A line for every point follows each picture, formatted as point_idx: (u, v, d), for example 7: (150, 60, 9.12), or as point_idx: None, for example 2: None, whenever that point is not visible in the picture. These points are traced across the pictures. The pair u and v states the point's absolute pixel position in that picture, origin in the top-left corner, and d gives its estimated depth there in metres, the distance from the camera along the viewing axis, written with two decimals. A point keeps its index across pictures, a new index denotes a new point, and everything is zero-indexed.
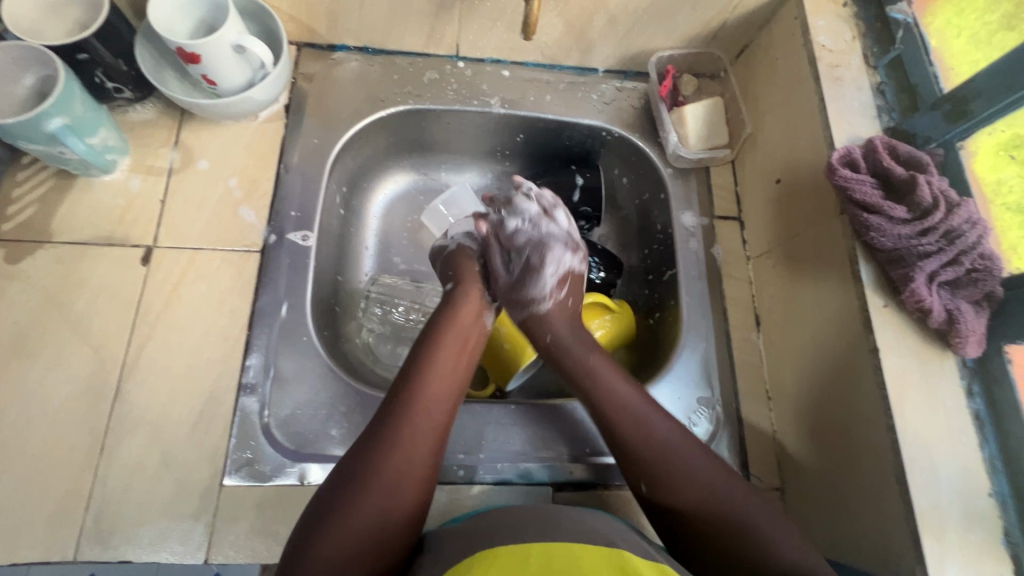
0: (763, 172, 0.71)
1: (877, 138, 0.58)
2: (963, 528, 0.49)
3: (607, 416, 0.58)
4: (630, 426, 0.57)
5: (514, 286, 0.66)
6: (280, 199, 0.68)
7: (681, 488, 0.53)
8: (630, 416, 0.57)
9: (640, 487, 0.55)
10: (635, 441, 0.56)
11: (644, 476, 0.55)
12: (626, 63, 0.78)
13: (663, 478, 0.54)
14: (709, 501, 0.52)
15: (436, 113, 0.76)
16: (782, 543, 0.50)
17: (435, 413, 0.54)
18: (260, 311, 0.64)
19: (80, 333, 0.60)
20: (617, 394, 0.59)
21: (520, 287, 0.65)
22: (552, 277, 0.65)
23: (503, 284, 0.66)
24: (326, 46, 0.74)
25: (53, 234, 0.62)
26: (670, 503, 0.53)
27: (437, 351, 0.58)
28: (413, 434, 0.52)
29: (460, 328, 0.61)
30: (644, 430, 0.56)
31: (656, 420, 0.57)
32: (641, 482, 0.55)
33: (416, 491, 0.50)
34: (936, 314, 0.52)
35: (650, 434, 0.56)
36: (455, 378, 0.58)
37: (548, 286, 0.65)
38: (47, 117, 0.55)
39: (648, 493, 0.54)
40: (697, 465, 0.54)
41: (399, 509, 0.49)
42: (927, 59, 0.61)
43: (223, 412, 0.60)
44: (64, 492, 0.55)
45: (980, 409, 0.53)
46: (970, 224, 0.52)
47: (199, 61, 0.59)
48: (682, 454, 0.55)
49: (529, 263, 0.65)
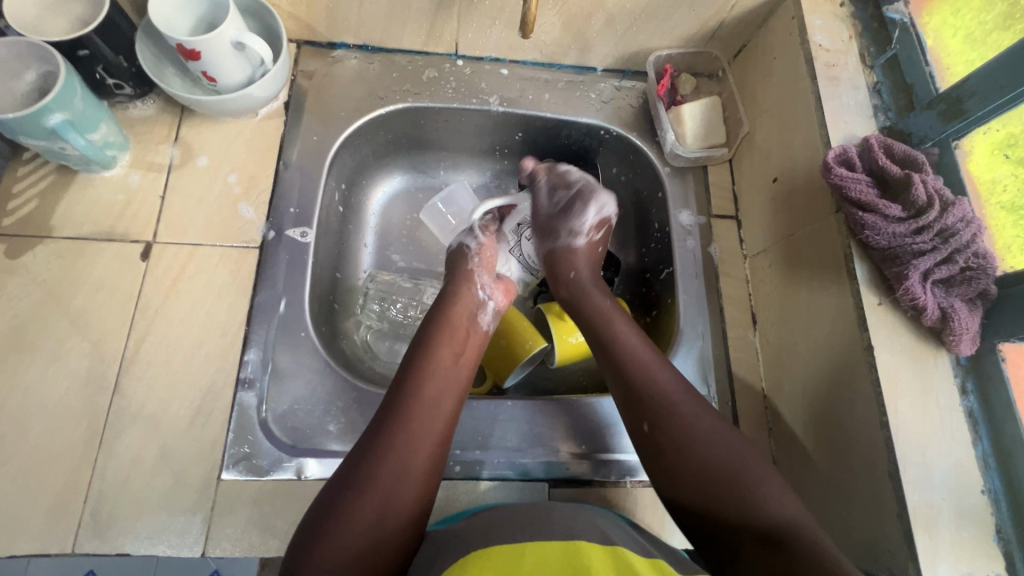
0: (760, 171, 0.71)
1: (873, 137, 0.58)
2: (955, 525, 0.49)
3: (617, 355, 0.59)
4: (637, 371, 0.57)
5: (555, 219, 0.72)
6: (279, 196, 0.69)
7: (685, 442, 0.53)
8: (637, 361, 0.58)
9: (641, 427, 0.55)
10: (643, 383, 0.57)
11: (648, 415, 0.55)
12: (624, 63, 0.79)
13: (666, 421, 0.54)
14: (707, 450, 0.52)
15: (435, 111, 0.76)
16: (781, 504, 0.48)
17: (434, 416, 0.54)
18: (259, 306, 0.64)
19: (80, 327, 0.60)
20: (627, 342, 0.60)
21: (563, 218, 0.71)
22: (592, 218, 0.71)
23: (545, 216, 0.73)
24: (325, 44, 0.75)
25: (53, 229, 0.63)
26: (670, 448, 0.53)
27: (435, 350, 0.58)
28: (412, 436, 0.51)
29: (459, 333, 0.61)
30: (651, 376, 0.57)
31: (664, 371, 0.58)
32: (644, 421, 0.55)
33: (415, 494, 0.50)
34: (929, 312, 0.52)
35: (658, 381, 0.57)
36: (456, 381, 0.57)
37: (587, 225, 0.71)
38: (47, 112, 0.55)
39: (649, 433, 0.55)
40: (702, 421, 0.54)
41: (399, 512, 0.48)
42: (923, 58, 0.61)
43: (221, 407, 0.60)
44: (63, 485, 0.56)
45: (974, 407, 0.53)
46: (964, 223, 0.52)
47: (199, 58, 0.60)
48: (689, 406, 0.55)
49: (571, 203, 0.71)
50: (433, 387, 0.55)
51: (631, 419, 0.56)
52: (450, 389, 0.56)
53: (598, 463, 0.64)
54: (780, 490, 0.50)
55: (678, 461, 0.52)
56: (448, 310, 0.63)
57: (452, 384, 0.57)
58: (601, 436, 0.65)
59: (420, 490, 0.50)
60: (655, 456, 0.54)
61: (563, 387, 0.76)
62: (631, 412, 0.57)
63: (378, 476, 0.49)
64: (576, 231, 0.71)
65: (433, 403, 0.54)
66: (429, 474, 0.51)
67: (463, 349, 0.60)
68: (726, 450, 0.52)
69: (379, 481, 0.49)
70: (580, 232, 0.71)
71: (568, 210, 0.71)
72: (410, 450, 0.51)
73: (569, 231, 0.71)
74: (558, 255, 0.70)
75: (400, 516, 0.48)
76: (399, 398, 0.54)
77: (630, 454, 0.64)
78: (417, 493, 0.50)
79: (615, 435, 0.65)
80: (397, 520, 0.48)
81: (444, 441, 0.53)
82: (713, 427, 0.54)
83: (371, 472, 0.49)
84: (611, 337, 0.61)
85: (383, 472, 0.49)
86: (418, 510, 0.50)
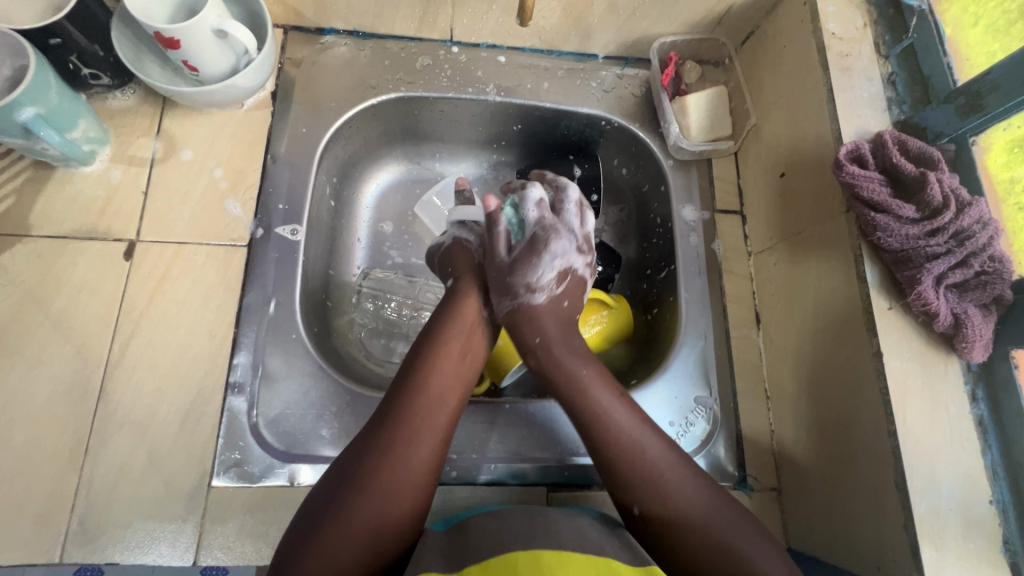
0: (766, 165, 0.69)
1: (887, 132, 0.56)
2: (961, 536, 0.48)
3: (599, 444, 0.53)
4: (647, 483, 0.50)
5: (509, 268, 0.59)
6: (267, 191, 0.66)
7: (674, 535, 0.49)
8: (648, 474, 0.51)
9: (631, 509, 0.51)
10: (627, 466, 0.51)
11: (637, 496, 0.51)
12: (626, 49, 0.76)
13: (657, 497, 0.50)
14: (675, 500, 0.50)
15: (429, 100, 0.73)
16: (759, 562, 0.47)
17: (436, 410, 0.53)
18: (248, 306, 0.62)
19: (62, 330, 0.58)
20: (611, 414, 0.53)
21: (516, 271, 0.59)
22: (553, 270, 0.59)
23: (499, 263, 0.60)
24: (314, 29, 0.72)
25: (31, 227, 0.60)
26: (665, 527, 0.49)
27: (445, 343, 0.57)
28: (417, 430, 0.51)
29: (467, 325, 0.60)
30: (644, 459, 0.51)
31: (653, 440, 0.53)
32: (634, 503, 0.51)
33: (412, 496, 0.49)
34: (941, 318, 0.51)
35: (644, 458, 0.51)
36: (461, 375, 0.56)
37: (548, 279, 0.59)
38: (19, 106, 0.52)
39: (640, 516, 0.50)
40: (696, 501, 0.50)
41: (398, 512, 0.48)
42: (942, 48, 0.58)
43: (210, 412, 0.59)
44: (48, 495, 0.54)
45: (983, 414, 0.52)
46: (981, 225, 0.50)
47: (178, 46, 0.56)
48: (687, 491, 0.50)
49: (533, 244, 0.59)
50: (437, 378, 0.55)
51: (618, 499, 0.52)
52: (452, 384, 0.55)
53: None
54: (759, 545, 0.48)
55: (666, 536, 0.49)
56: (457, 308, 0.60)
57: (456, 378, 0.56)
58: None
59: (415, 493, 0.49)
60: (645, 535, 0.50)
61: None
62: (617, 493, 0.52)
63: (381, 474, 0.48)
64: (531, 285, 0.58)
65: (437, 394, 0.53)
66: (430, 472, 0.51)
67: (470, 341, 0.59)
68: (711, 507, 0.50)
69: (384, 474, 0.48)
70: (532, 289, 0.59)
71: (516, 260, 0.59)
72: (411, 447, 0.50)
73: (524, 286, 0.59)
74: (518, 317, 0.59)
75: (397, 519, 0.48)
76: (402, 397, 0.53)
77: None
78: (419, 492, 0.49)
79: None
80: (392, 527, 0.47)
81: (440, 441, 0.52)
82: (677, 464, 0.52)
83: (375, 471, 0.48)
84: (599, 421, 0.53)
85: (387, 470, 0.48)
86: (417, 508, 0.49)
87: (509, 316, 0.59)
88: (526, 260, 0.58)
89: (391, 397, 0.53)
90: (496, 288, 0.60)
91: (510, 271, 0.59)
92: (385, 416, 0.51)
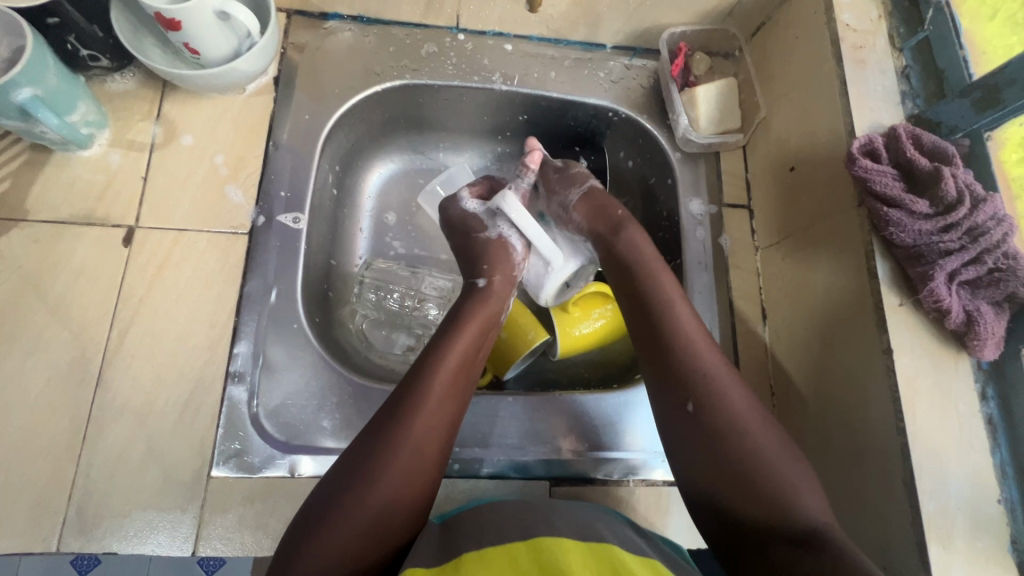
0: (775, 159, 0.68)
1: (901, 125, 0.55)
2: (969, 535, 0.47)
3: (666, 342, 0.55)
4: (704, 386, 0.52)
5: (564, 172, 0.67)
6: (269, 178, 0.65)
7: (726, 442, 0.50)
8: (702, 376, 0.53)
9: (686, 407, 0.52)
10: (689, 366, 0.53)
11: (694, 394, 0.52)
12: (635, 39, 0.75)
13: (711, 400, 0.52)
14: (725, 398, 0.52)
15: (434, 88, 0.72)
16: (804, 495, 0.47)
17: (449, 401, 0.52)
18: (248, 295, 0.61)
19: (60, 317, 0.57)
20: (676, 313, 0.56)
21: (571, 169, 0.67)
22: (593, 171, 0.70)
23: (552, 174, 0.68)
24: (318, 14, 0.70)
25: (28, 212, 0.59)
26: (718, 426, 0.51)
27: (461, 335, 0.57)
28: (429, 418, 0.50)
29: (481, 319, 0.59)
30: (702, 362, 0.53)
31: (708, 347, 0.55)
32: (689, 400, 0.52)
33: (422, 483, 0.49)
34: (953, 316, 0.50)
35: (700, 361, 0.53)
36: (472, 369, 0.56)
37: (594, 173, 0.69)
38: (14, 87, 0.51)
39: (695, 412, 0.52)
40: (749, 416, 0.51)
41: (406, 499, 0.48)
42: (958, 41, 0.57)
43: (210, 402, 0.58)
44: (45, 483, 0.53)
45: (993, 413, 0.51)
46: (995, 221, 0.49)
47: (179, 28, 0.55)
48: (740, 402, 0.52)
49: (570, 157, 0.70)
50: (452, 369, 0.54)
51: (674, 399, 0.53)
52: (466, 378, 0.55)
53: (605, 459, 0.62)
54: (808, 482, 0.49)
55: (719, 443, 0.50)
56: (479, 300, 0.61)
57: (467, 373, 0.55)
58: (605, 434, 0.63)
59: (424, 482, 0.49)
60: (697, 438, 0.51)
61: (565, 379, 0.74)
62: (671, 395, 0.53)
63: (395, 461, 0.48)
64: (590, 175, 0.67)
65: (450, 386, 0.53)
66: (438, 460, 0.51)
67: (483, 339, 0.59)
68: (759, 421, 0.51)
69: (397, 461, 0.48)
70: (590, 177, 0.67)
71: (568, 165, 0.68)
72: (423, 436, 0.50)
73: (583, 173, 0.67)
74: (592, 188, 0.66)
75: (406, 508, 0.47)
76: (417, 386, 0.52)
77: (631, 453, 0.62)
78: (428, 481, 0.49)
79: (619, 433, 0.63)
80: (402, 513, 0.47)
81: (451, 426, 0.52)
82: (728, 374, 0.53)
83: (388, 458, 0.48)
84: (666, 318, 0.56)
85: (403, 455, 0.48)
86: (424, 499, 0.49)
87: (581, 199, 0.65)
88: (580, 168, 0.68)
89: (406, 384, 0.52)
90: (559, 183, 0.67)
91: (569, 176, 0.67)
92: (399, 405, 0.51)
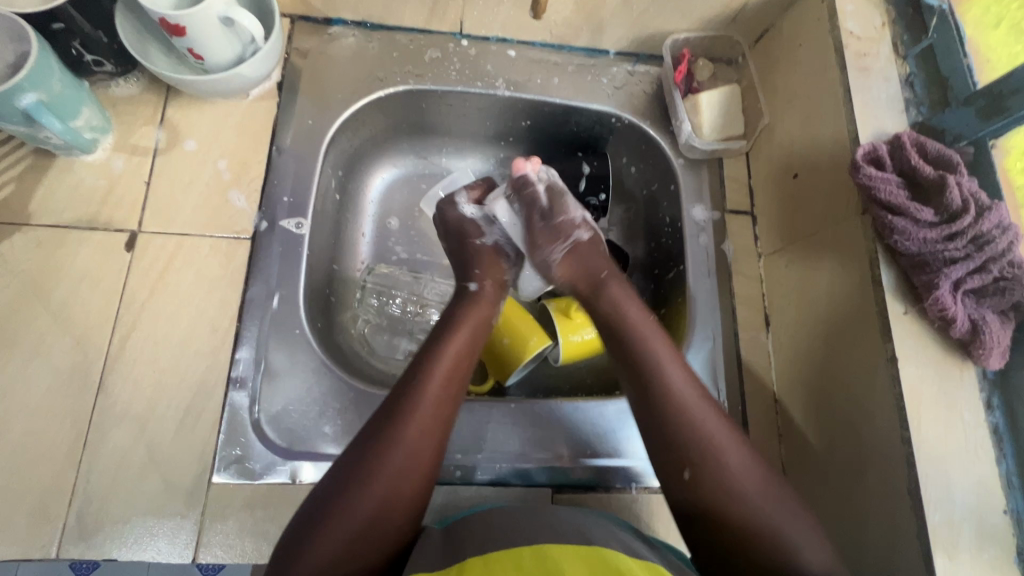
0: (779, 166, 0.68)
1: (905, 133, 0.55)
2: (975, 546, 0.47)
3: (660, 409, 0.53)
4: (701, 448, 0.51)
5: (548, 215, 0.64)
6: (272, 184, 0.65)
7: (725, 501, 0.49)
8: (698, 437, 0.51)
9: (682, 474, 0.51)
10: (685, 432, 0.52)
11: (691, 460, 0.51)
12: (639, 45, 0.75)
13: (710, 464, 0.50)
14: (721, 457, 0.50)
15: (437, 94, 0.71)
16: (802, 543, 0.47)
17: (441, 409, 0.52)
18: (251, 300, 0.61)
19: (62, 322, 0.57)
20: (670, 377, 0.54)
21: (555, 216, 0.64)
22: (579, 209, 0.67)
23: (536, 221, 0.64)
24: (322, 20, 0.71)
25: (31, 216, 0.59)
26: (717, 493, 0.49)
27: (451, 345, 0.56)
28: (421, 428, 0.50)
29: (471, 329, 0.59)
30: (697, 427, 0.52)
31: (700, 402, 0.53)
32: (686, 467, 0.50)
33: (415, 491, 0.48)
34: (959, 324, 0.50)
35: (696, 425, 0.52)
36: (464, 379, 0.56)
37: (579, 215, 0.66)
38: (19, 92, 0.51)
39: (691, 480, 0.50)
40: (745, 472, 0.50)
41: (398, 507, 0.47)
42: (962, 49, 0.57)
43: (212, 408, 0.58)
44: (45, 489, 0.53)
45: (999, 423, 0.51)
46: (1000, 230, 0.49)
47: (183, 34, 0.55)
48: (736, 459, 0.51)
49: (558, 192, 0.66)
50: (443, 380, 0.53)
51: (667, 466, 0.52)
52: (457, 388, 0.54)
53: (607, 467, 0.61)
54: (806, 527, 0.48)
55: (719, 505, 0.49)
56: (469, 311, 0.60)
57: (459, 383, 0.55)
58: (607, 441, 0.62)
59: (417, 489, 0.49)
60: (694, 505, 0.50)
61: (567, 385, 0.74)
62: (667, 458, 0.52)
63: (386, 470, 0.47)
64: (574, 223, 0.65)
65: (442, 396, 0.52)
66: (431, 467, 0.50)
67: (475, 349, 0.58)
68: (755, 473, 0.50)
69: (388, 471, 0.47)
70: (574, 227, 0.65)
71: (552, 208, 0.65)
72: (415, 443, 0.49)
73: (569, 221, 0.65)
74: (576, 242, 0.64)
75: (399, 517, 0.47)
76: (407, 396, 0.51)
77: (633, 461, 0.62)
78: (421, 489, 0.49)
79: (621, 441, 0.63)
80: (394, 521, 0.47)
81: (446, 429, 0.52)
82: (723, 429, 0.52)
83: (378, 468, 0.47)
84: (658, 380, 0.54)
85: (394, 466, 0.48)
86: (416, 506, 0.48)
87: (565, 258, 0.64)
88: (563, 218, 0.64)
89: (397, 394, 0.52)
90: (544, 235, 0.64)
91: (553, 222, 0.64)
92: (389, 415, 0.50)
